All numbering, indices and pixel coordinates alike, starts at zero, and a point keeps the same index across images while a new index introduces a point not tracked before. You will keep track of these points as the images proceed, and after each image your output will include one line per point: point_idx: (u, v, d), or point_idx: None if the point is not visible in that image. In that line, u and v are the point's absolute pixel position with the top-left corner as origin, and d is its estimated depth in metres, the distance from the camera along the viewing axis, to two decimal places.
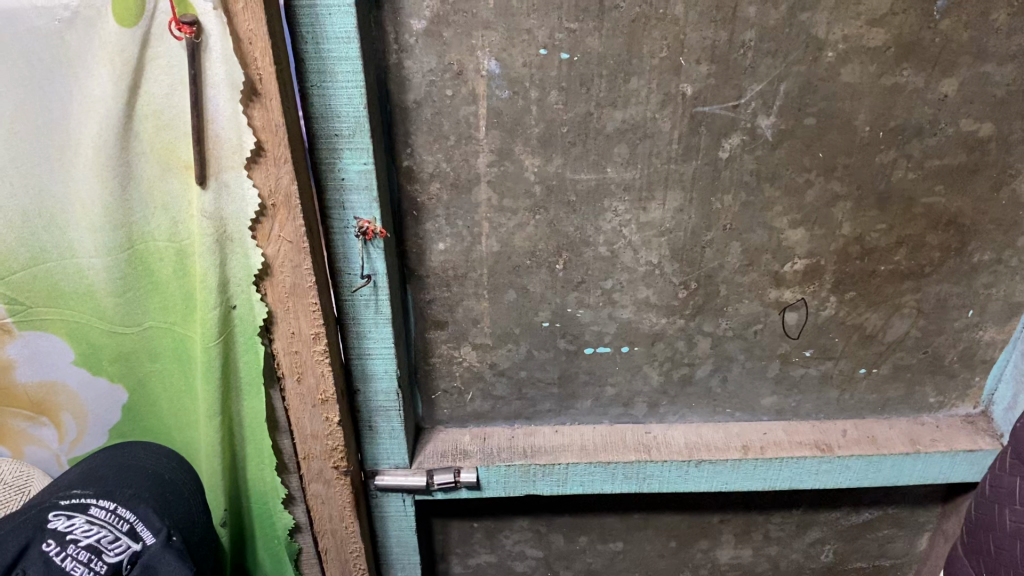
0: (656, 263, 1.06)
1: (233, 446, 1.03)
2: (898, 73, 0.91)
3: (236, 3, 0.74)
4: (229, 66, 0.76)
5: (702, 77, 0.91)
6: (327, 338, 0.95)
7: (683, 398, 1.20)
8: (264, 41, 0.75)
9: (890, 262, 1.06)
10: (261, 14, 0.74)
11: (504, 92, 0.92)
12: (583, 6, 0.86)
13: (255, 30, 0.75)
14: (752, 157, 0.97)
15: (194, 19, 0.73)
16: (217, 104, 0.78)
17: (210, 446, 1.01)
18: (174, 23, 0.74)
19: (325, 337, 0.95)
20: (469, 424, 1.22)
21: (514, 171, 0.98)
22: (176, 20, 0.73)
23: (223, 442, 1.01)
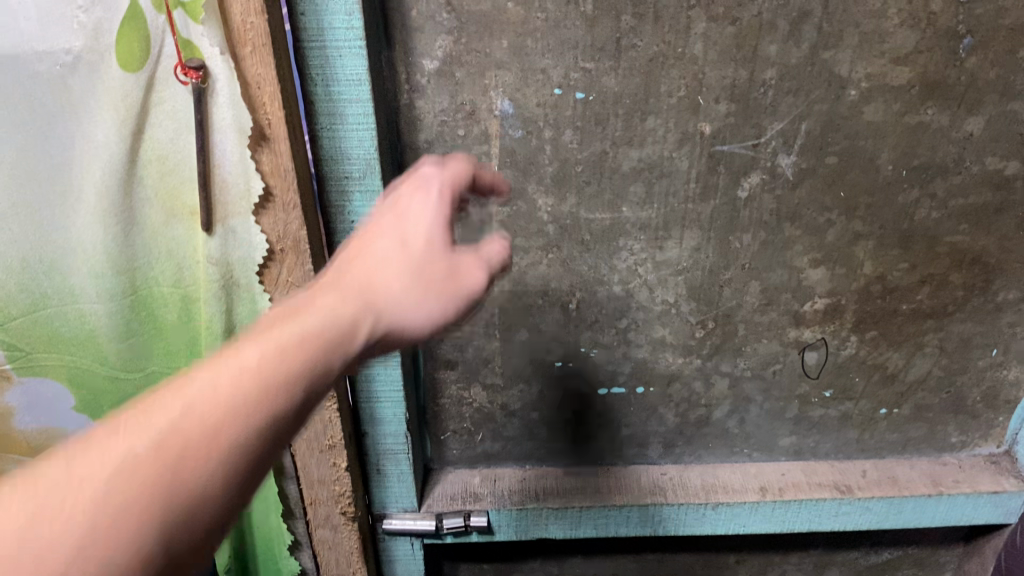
0: (672, 302, 1.03)
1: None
2: (922, 112, 0.89)
3: (243, 47, 0.70)
4: (236, 111, 0.73)
5: (721, 116, 0.89)
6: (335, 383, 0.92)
7: (700, 438, 1.17)
8: (272, 85, 0.71)
9: (913, 301, 1.04)
10: (270, 58, 0.70)
11: (517, 131, 0.89)
12: (599, 45, 0.84)
13: (262, 73, 0.71)
14: (772, 197, 0.95)
15: (200, 64, 0.71)
16: (224, 148, 0.76)
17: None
18: (180, 68, 0.71)
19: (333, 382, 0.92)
20: (479, 465, 1.18)
21: (527, 211, 0.96)
22: (182, 65, 0.71)
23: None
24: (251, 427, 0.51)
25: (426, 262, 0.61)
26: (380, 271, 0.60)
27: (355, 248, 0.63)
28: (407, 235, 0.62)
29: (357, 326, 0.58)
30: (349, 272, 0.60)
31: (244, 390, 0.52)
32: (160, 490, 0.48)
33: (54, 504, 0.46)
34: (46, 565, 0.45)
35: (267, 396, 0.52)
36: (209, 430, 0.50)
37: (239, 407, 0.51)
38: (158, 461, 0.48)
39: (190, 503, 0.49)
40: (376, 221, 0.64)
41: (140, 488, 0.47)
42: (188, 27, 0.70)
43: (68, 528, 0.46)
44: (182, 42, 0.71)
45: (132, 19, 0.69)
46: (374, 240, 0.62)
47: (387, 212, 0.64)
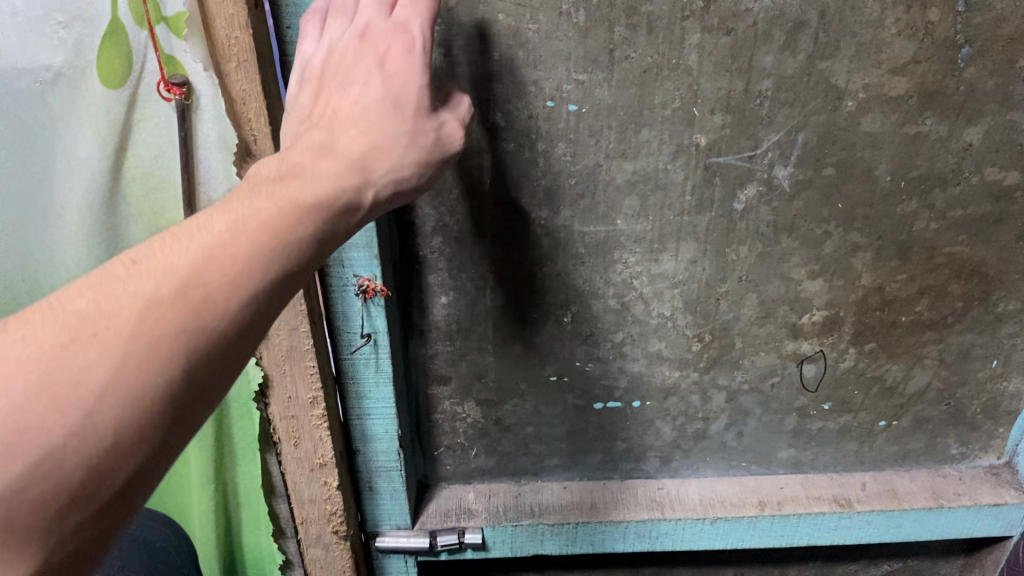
0: (669, 315, 1.02)
1: (225, 482, 0.99)
2: (920, 122, 0.87)
3: (228, 62, 0.67)
4: (220, 127, 0.71)
5: (717, 128, 0.87)
6: (325, 401, 0.91)
7: (697, 452, 1.15)
8: (258, 101, 0.68)
9: (912, 313, 1.02)
10: (257, 73, 0.67)
11: (510, 144, 0.88)
12: (593, 57, 0.82)
13: (248, 89, 0.68)
14: (769, 209, 0.93)
15: (183, 80, 0.69)
16: (209, 164, 0.74)
17: (203, 475, 0.98)
18: (163, 83, 0.70)
19: (323, 400, 0.90)
20: (474, 480, 1.17)
21: (520, 224, 0.94)
22: (164, 81, 0.70)
23: (215, 472, 0.97)
24: (255, 286, 0.57)
25: (406, 118, 0.68)
26: (366, 132, 0.66)
27: (339, 101, 0.67)
28: (385, 99, 0.68)
29: (350, 185, 0.64)
30: (335, 128, 0.66)
31: (248, 244, 0.57)
32: (176, 335, 0.53)
33: (77, 341, 0.51)
34: (88, 381, 0.51)
35: (271, 258, 0.58)
36: (220, 281, 0.55)
37: (248, 265, 0.56)
38: (175, 306, 0.53)
39: (203, 343, 0.54)
40: (360, 72, 0.68)
41: (156, 330, 0.53)
42: (170, 43, 0.69)
43: (97, 366, 0.51)
44: (164, 58, 0.69)
45: (112, 34, 0.68)
46: (355, 98, 0.67)
47: (362, 65, 0.68)
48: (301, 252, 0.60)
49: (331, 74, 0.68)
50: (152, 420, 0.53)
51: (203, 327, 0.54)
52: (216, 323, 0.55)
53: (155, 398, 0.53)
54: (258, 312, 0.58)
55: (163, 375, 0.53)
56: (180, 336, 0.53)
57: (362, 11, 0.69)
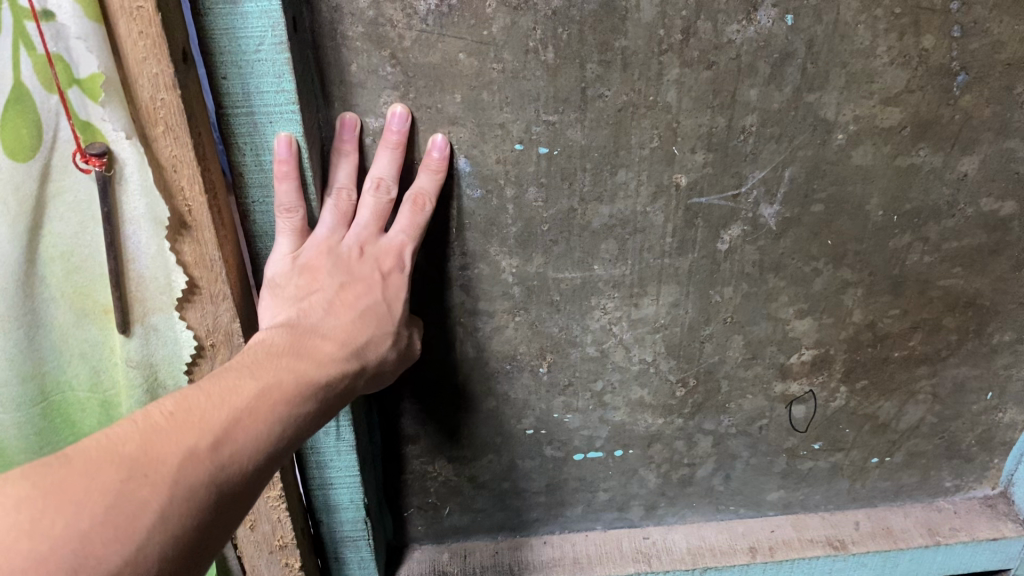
0: (650, 360, 0.95)
1: None
2: (914, 153, 0.81)
3: (155, 127, 0.62)
4: (150, 199, 0.64)
5: (698, 166, 0.81)
6: (282, 481, 0.82)
7: (684, 498, 1.09)
8: (192, 168, 0.64)
9: (905, 347, 0.97)
10: (187, 137, 0.63)
11: (476, 190, 0.80)
12: (563, 96, 0.75)
13: (180, 155, 0.63)
14: (754, 248, 0.87)
15: (104, 150, 0.61)
16: (138, 240, 0.66)
17: None
18: (80, 154, 0.61)
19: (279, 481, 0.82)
20: (447, 539, 1.10)
21: (490, 273, 0.87)
22: (81, 152, 0.61)
23: None
24: (279, 442, 0.58)
25: (393, 321, 0.74)
26: (365, 328, 0.71)
27: (341, 292, 0.71)
28: (381, 303, 0.73)
29: (354, 372, 0.68)
30: (338, 316, 0.70)
31: (276, 399, 0.59)
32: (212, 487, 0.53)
33: (134, 478, 0.50)
34: (139, 521, 0.49)
35: (290, 418, 0.59)
36: (250, 439, 0.56)
37: (272, 424, 0.58)
38: (212, 457, 0.53)
39: (230, 494, 0.54)
40: (361, 274, 0.72)
41: (199, 478, 0.52)
42: (86, 107, 0.60)
43: (148, 506, 0.49)
44: (80, 125, 0.60)
45: (16, 101, 0.58)
46: (356, 292, 0.71)
47: (361, 265, 0.73)
48: (313, 407, 0.62)
49: (331, 267, 0.71)
50: (186, 563, 0.51)
51: (233, 480, 0.54)
52: (243, 478, 0.55)
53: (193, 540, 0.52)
54: (270, 472, 0.58)
55: (201, 521, 0.52)
56: (217, 485, 0.53)
57: (360, 221, 0.74)
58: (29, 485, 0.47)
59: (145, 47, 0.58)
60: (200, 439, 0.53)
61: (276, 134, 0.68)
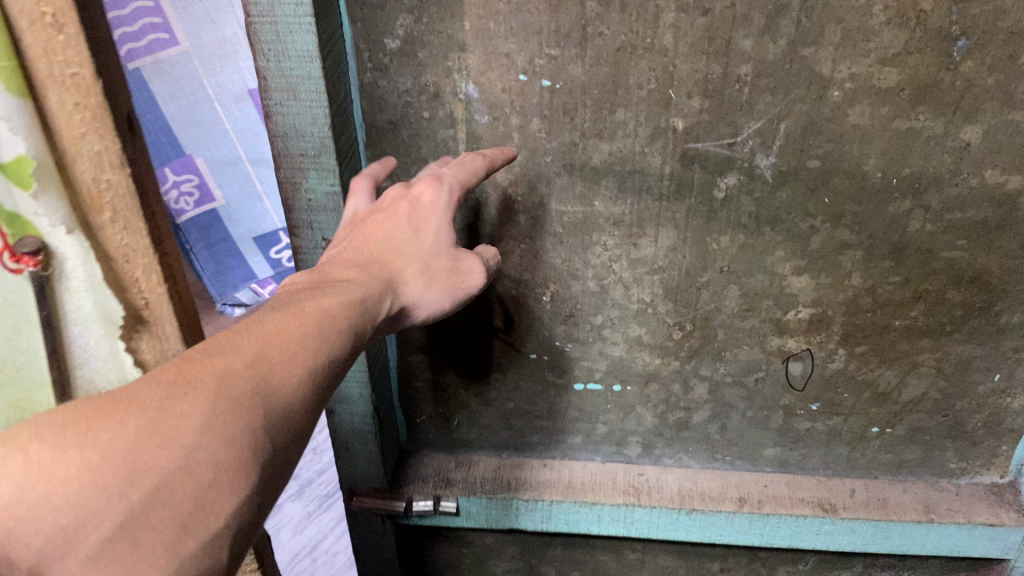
0: (648, 301, 1.00)
1: None
2: (913, 117, 0.82)
3: (100, 213, 0.63)
4: (96, 295, 0.64)
5: (695, 112, 0.84)
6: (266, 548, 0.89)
7: (680, 442, 1.14)
8: (144, 257, 0.65)
9: (906, 317, 0.98)
10: (136, 222, 0.64)
11: (483, 116, 0.87)
12: (565, 32, 0.80)
13: (129, 244, 0.64)
14: (751, 199, 0.90)
15: (38, 245, 0.59)
16: (82, 343, 0.66)
17: None
18: (7, 253, 0.59)
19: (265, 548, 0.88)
20: (456, 450, 1.19)
21: (497, 198, 0.93)
22: (9, 250, 0.59)
23: None
24: (317, 356, 0.61)
25: (432, 251, 0.75)
26: (402, 264, 0.73)
27: (379, 221, 0.74)
28: (419, 242, 0.74)
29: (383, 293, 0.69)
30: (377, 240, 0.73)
31: (310, 321, 0.62)
32: (253, 395, 0.56)
33: (170, 394, 0.53)
34: (182, 425, 0.52)
35: (327, 337, 0.62)
36: (283, 356, 0.59)
37: (309, 344, 0.61)
38: (248, 373, 0.56)
39: (278, 408, 0.57)
40: (396, 207, 0.75)
41: (239, 390, 0.55)
42: (11, 197, 0.58)
43: (187, 415, 0.53)
44: (6, 218, 0.58)
45: None
46: (393, 230, 0.74)
47: (398, 206, 0.75)
48: (346, 325, 0.64)
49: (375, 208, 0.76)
50: (247, 467, 0.54)
51: (273, 393, 0.57)
52: (282, 392, 0.57)
53: (246, 445, 0.54)
54: (320, 394, 0.61)
55: (250, 427, 0.55)
56: (256, 397, 0.56)
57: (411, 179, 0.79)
58: (72, 413, 0.52)
59: (82, 121, 0.58)
60: (233, 358, 0.57)
61: (295, 43, 0.77)
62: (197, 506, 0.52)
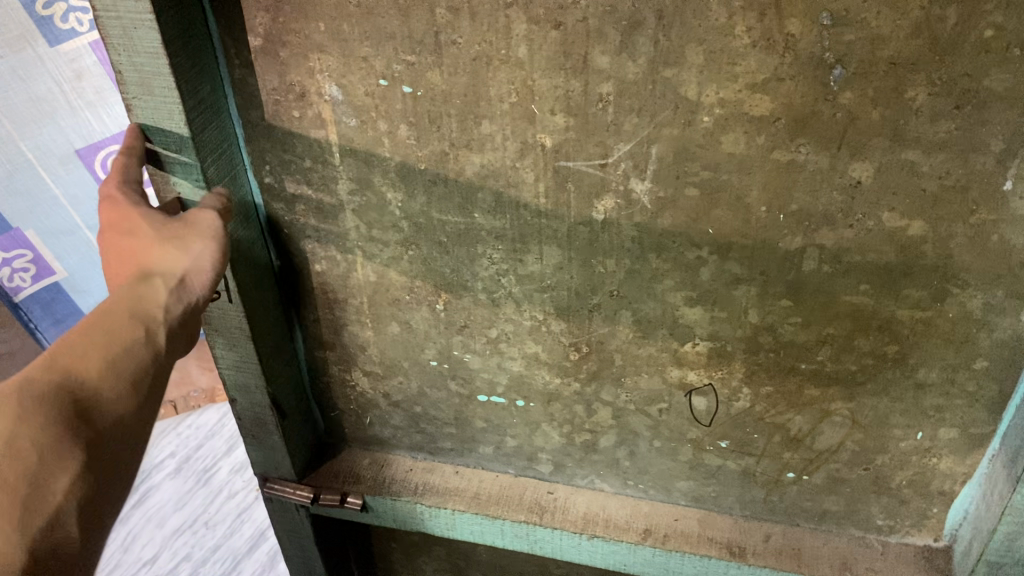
0: (541, 319, 0.95)
1: None
2: (793, 149, 0.74)
3: None
4: None
5: (560, 129, 0.79)
6: None
7: (590, 464, 1.09)
8: None
9: (812, 361, 0.89)
10: None
11: (351, 120, 0.84)
12: (418, 38, 0.76)
13: None
14: (631, 223, 0.84)
15: None
16: None
17: None
18: None
19: None
20: (373, 447, 1.18)
21: (377, 203, 0.90)
22: None
23: None
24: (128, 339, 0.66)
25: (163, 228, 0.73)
26: (149, 245, 0.71)
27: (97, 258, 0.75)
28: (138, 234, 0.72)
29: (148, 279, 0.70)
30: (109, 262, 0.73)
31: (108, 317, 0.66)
32: (64, 387, 0.61)
33: None
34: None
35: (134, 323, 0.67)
36: (87, 346, 0.64)
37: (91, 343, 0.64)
38: (51, 373, 0.61)
39: (92, 386, 0.63)
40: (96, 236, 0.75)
41: (44, 388, 0.60)
42: None
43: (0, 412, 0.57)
44: None
45: None
46: (127, 241, 0.72)
47: (122, 220, 0.72)
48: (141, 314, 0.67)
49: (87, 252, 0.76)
50: (72, 446, 0.60)
51: (84, 381, 0.62)
52: (90, 386, 0.62)
53: (69, 429, 0.60)
54: (136, 374, 0.66)
55: (68, 416, 0.60)
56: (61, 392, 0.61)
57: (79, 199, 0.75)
58: None
59: None
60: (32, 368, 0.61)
61: (141, 40, 0.76)
62: (31, 489, 0.57)
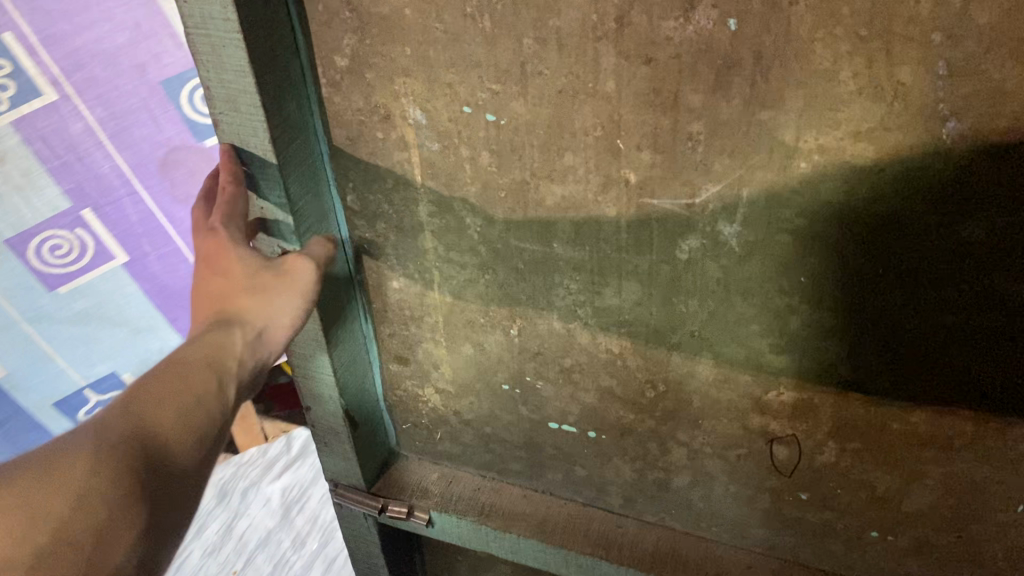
0: (617, 353, 0.92)
1: None
2: (898, 203, 0.69)
3: None
4: None
5: (646, 165, 0.76)
6: None
7: (661, 501, 1.05)
8: None
9: (905, 422, 0.83)
10: None
11: (434, 144, 0.82)
12: (504, 67, 0.74)
13: None
14: (717, 265, 0.80)
15: None
16: None
17: None
18: None
19: None
20: (444, 462, 1.17)
21: (457, 226, 0.89)
22: None
23: None
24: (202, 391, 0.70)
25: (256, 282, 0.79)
26: (235, 293, 0.79)
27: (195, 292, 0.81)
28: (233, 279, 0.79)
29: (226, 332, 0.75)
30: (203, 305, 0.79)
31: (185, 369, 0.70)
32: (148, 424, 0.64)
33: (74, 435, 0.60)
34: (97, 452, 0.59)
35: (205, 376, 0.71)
36: (168, 391, 0.67)
37: (174, 393, 0.68)
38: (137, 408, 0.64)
39: (172, 427, 0.65)
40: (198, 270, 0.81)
41: (132, 423, 0.62)
42: None
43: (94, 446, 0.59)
44: None
45: None
46: (220, 284, 0.79)
47: (220, 261, 0.79)
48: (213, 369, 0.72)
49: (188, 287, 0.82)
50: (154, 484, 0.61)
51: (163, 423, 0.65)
52: (166, 438, 0.64)
53: (138, 483, 0.59)
54: (207, 420, 0.69)
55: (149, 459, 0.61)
56: (139, 446, 0.61)
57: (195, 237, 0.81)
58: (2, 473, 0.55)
59: None
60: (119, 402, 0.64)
61: (229, 58, 0.75)
62: (120, 518, 0.57)
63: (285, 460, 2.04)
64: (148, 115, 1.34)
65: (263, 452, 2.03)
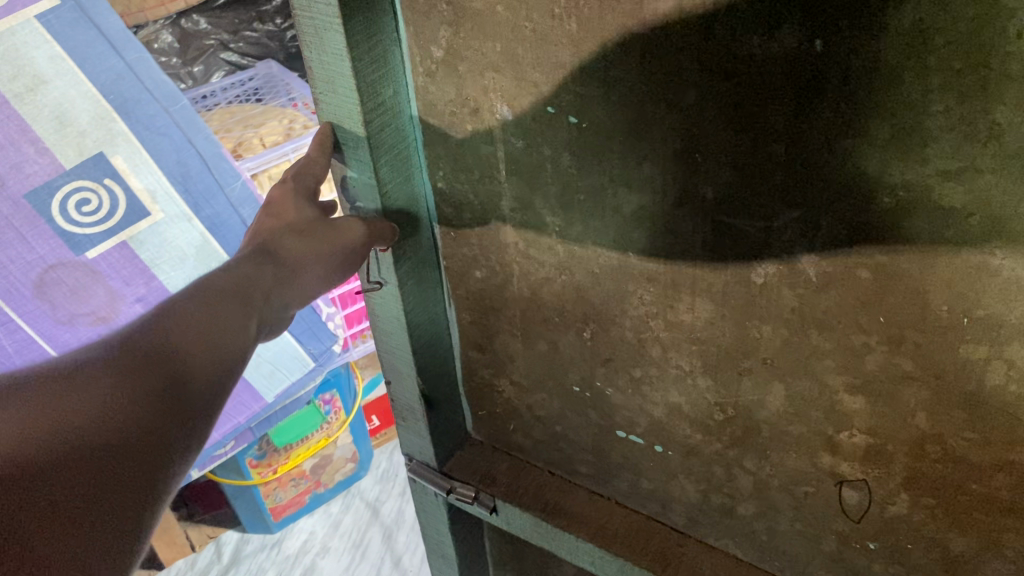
0: (687, 370, 0.90)
1: None
2: (987, 251, 0.64)
3: None
4: None
5: (723, 183, 0.73)
6: None
7: (724, 527, 1.02)
8: None
9: (985, 485, 0.77)
10: None
11: (518, 141, 0.83)
12: (589, 71, 0.74)
13: None
14: (792, 293, 0.77)
15: None
16: None
17: None
18: None
19: None
20: (516, 453, 1.18)
21: (537, 223, 0.89)
22: None
23: None
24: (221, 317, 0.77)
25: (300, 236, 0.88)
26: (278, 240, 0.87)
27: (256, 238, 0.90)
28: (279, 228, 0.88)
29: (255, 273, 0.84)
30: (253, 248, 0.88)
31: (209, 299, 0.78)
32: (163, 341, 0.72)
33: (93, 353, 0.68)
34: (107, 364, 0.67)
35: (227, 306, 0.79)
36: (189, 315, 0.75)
37: (192, 314, 0.76)
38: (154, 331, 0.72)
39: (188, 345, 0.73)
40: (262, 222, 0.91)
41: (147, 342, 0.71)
42: None
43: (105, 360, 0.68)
44: None
45: None
46: (272, 225, 0.89)
47: (278, 206, 0.90)
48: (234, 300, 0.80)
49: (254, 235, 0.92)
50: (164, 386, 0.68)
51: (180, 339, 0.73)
52: (180, 354, 0.72)
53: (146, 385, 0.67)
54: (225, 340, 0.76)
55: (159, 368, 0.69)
56: (148, 359, 0.69)
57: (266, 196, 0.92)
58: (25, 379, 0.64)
59: None
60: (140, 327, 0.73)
61: (329, 42, 0.78)
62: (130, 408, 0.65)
63: (218, 568, 2.20)
64: (16, 234, 1.41)
65: (192, 564, 2.22)
